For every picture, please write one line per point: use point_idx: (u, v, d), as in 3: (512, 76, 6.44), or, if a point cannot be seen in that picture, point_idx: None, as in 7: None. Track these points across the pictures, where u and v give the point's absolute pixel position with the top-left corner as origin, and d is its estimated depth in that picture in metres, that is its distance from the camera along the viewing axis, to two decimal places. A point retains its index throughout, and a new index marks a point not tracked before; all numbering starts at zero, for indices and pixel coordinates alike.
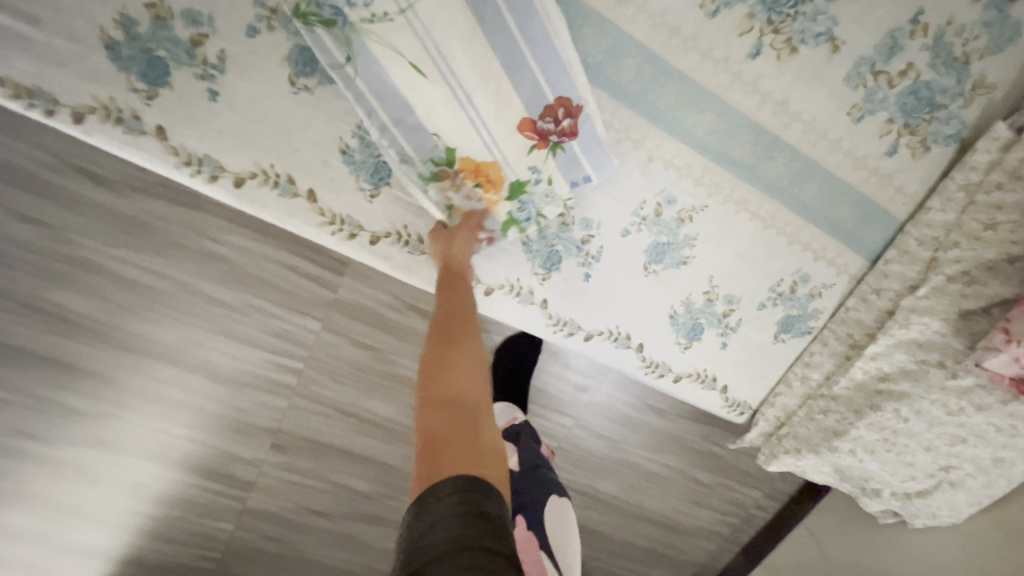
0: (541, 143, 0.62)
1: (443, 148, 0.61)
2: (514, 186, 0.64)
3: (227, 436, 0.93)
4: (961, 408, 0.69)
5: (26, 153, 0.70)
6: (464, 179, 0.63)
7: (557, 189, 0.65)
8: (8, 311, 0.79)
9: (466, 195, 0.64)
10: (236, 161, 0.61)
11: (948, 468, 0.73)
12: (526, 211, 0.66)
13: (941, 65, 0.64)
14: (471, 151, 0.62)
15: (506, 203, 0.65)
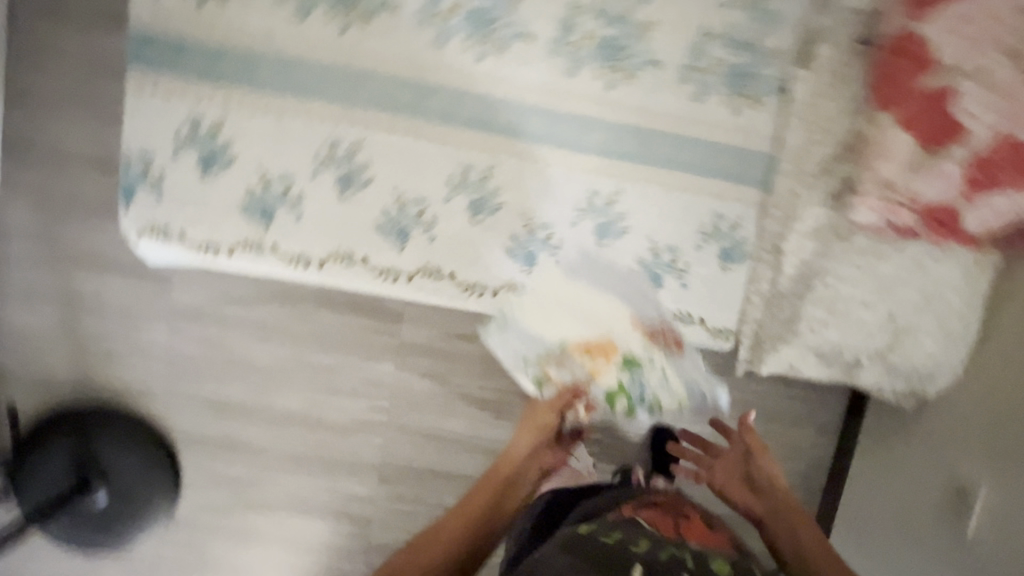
0: (651, 338, 0.90)
1: (557, 341, 0.87)
2: (628, 358, 0.88)
3: (346, 478, 1.19)
4: (868, 262, 0.88)
5: (197, 296, 1.11)
6: (581, 358, 0.87)
7: (670, 378, 0.89)
8: (195, 409, 1.16)
9: (572, 368, 0.88)
10: (318, 252, 0.98)
11: (893, 316, 0.88)
12: (640, 387, 0.88)
13: (739, 51, 0.95)
14: (581, 337, 0.88)
15: (618, 370, 0.89)
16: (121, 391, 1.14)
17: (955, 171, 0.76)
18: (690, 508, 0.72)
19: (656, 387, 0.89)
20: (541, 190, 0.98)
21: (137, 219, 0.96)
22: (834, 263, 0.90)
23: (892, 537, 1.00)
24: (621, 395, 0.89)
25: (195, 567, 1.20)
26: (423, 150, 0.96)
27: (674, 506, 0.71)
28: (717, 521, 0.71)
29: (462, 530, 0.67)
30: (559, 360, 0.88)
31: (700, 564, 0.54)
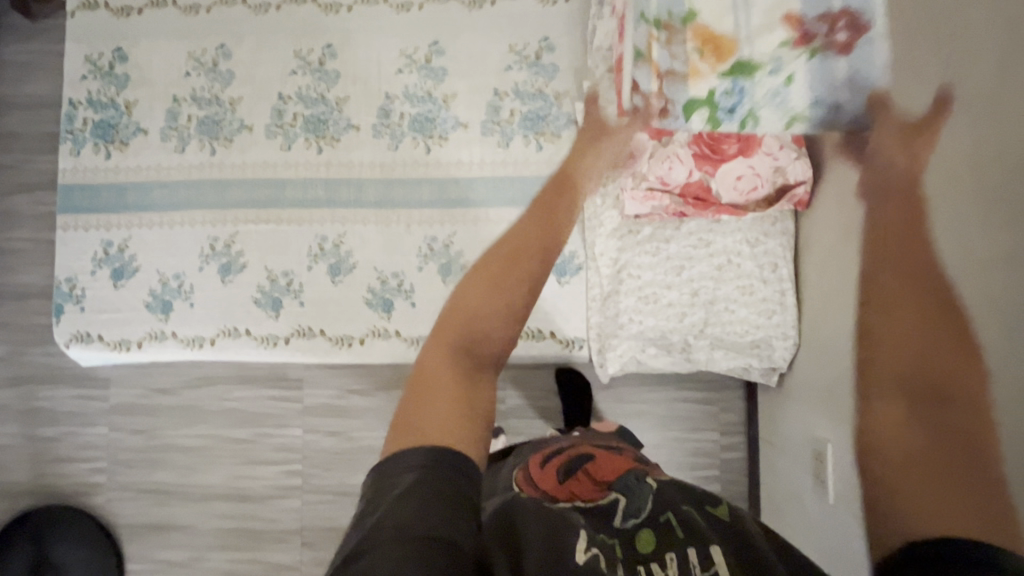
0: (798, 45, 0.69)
1: (687, 8, 0.68)
2: (745, 63, 0.69)
3: (270, 548, 1.25)
4: (657, 246, 0.97)
5: (130, 392, 1.28)
6: (691, 41, 0.69)
7: (790, 99, 0.71)
8: (134, 498, 1.27)
9: (676, 49, 0.70)
10: (209, 331, 1.14)
11: (695, 291, 0.95)
12: (736, 98, 0.72)
13: (529, 100, 1.12)
14: (711, 22, 0.68)
15: (719, 77, 0.70)
16: (73, 491, 1.28)
17: (684, 153, 0.88)
18: (611, 459, 0.72)
19: (764, 103, 0.72)
20: (388, 246, 1.13)
21: (65, 330, 1.16)
22: (629, 256, 0.98)
23: (798, 512, 0.96)
24: (709, 113, 0.72)
25: None
26: (285, 232, 1.14)
27: (597, 464, 0.70)
28: (636, 464, 0.73)
29: (505, 318, 0.66)
30: (669, 29, 0.70)
31: (628, 555, 0.55)
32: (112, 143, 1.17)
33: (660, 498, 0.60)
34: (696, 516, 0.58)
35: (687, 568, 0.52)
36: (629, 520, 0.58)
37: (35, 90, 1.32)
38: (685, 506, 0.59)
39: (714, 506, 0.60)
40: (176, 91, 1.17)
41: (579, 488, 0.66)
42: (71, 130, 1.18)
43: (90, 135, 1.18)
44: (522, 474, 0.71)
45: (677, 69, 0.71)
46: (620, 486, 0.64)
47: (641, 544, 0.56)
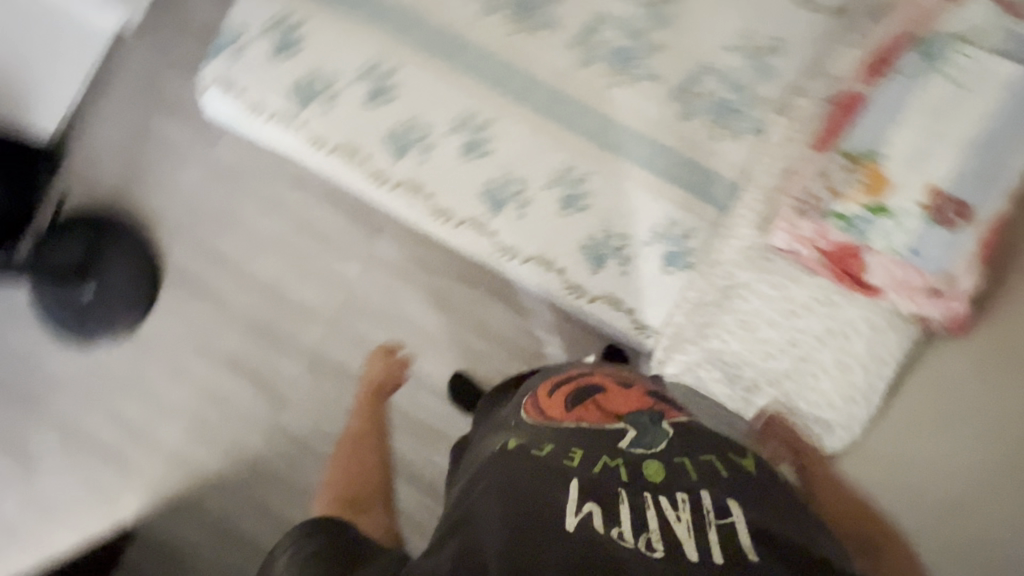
0: (927, 209, 0.82)
1: (877, 149, 0.85)
2: (880, 205, 0.84)
3: (280, 355, 1.30)
4: (781, 282, 0.93)
5: (233, 157, 1.33)
6: (860, 172, 0.85)
7: (897, 239, 0.83)
8: (190, 247, 1.34)
9: (847, 177, 0.86)
10: (332, 141, 1.17)
11: (794, 341, 0.91)
12: (864, 223, 0.84)
13: (730, 90, 1.08)
14: (886, 166, 0.84)
15: (860, 206, 0.85)
16: (143, 214, 1.35)
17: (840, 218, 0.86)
18: (624, 395, 0.73)
19: (881, 239, 0.84)
20: (528, 151, 1.12)
21: (213, 72, 1.19)
22: (749, 278, 0.95)
23: None
24: (841, 221, 0.85)
25: (130, 385, 1.33)
26: (444, 89, 1.14)
27: (610, 398, 0.72)
28: (653, 403, 0.72)
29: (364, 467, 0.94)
30: (854, 159, 0.86)
31: (633, 476, 0.59)
32: None
33: (673, 446, 0.64)
34: (715, 469, 0.61)
35: (698, 507, 0.56)
36: (638, 454, 0.62)
37: None
38: (703, 454, 0.63)
39: (739, 459, 0.63)
40: None
41: (587, 414, 0.68)
42: None
43: None
44: (530, 399, 0.74)
45: (845, 190, 0.86)
46: (631, 420, 0.67)
47: (651, 473, 0.60)
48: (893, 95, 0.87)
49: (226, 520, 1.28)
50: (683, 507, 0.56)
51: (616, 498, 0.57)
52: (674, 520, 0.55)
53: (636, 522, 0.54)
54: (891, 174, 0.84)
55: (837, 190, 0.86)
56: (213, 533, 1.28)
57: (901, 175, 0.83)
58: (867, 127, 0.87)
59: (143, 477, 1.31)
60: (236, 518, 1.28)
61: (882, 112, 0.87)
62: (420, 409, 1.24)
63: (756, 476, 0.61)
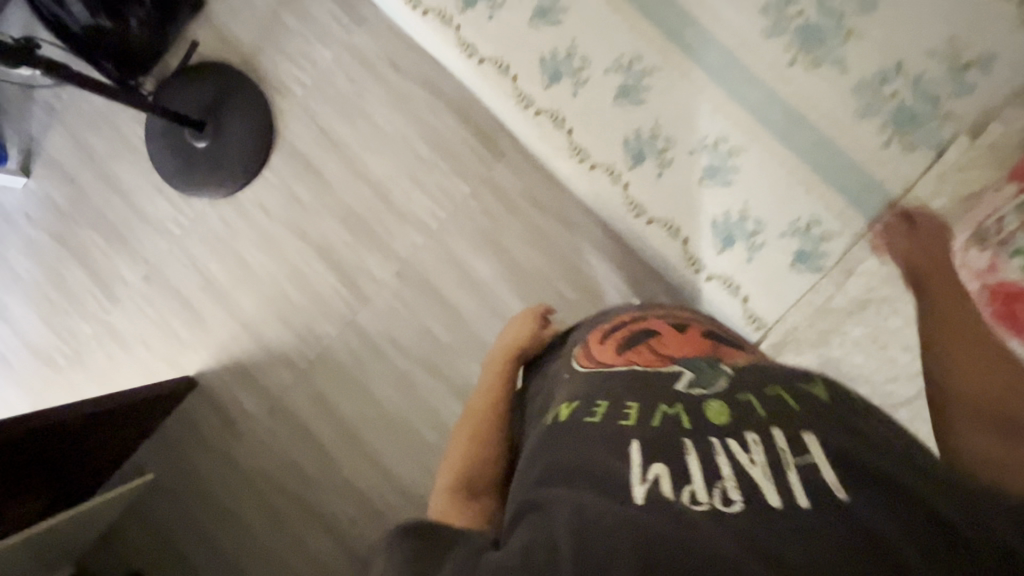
0: None
1: None
2: None
3: (372, 253, 1.30)
4: None
5: (370, 46, 1.30)
6: None
7: None
8: (308, 126, 1.32)
9: None
10: (484, 51, 1.12)
11: None
12: None
13: (920, 97, 1.00)
14: None
15: None
16: (268, 81, 1.34)
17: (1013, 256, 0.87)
18: (681, 343, 0.70)
19: None
20: (684, 111, 1.07)
21: None
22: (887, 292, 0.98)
23: None
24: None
25: (220, 245, 1.35)
26: (614, 24, 1.08)
27: (666, 345, 0.69)
28: (715, 353, 0.68)
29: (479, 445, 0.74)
30: None
31: (695, 422, 0.50)
32: None
33: (734, 385, 0.56)
34: (783, 401, 0.52)
35: (771, 447, 0.46)
36: (697, 396, 0.54)
37: None
38: (768, 387, 0.54)
39: (807, 387, 0.54)
40: None
41: (640, 357, 0.66)
42: None
43: None
44: (584, 350, 0.73)
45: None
46: (686, 364, 0.63)
47: (712, 415, 0.51)
48: None
49: (283, 398, 1.31)
50: (754, 446, 0.47)
51: (680, 447, 0.48)
52: (747, 463, 0.45)
53: (705, 474, 0.45)
54: None
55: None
56: (269, 406, 1.32)
57: None
58: None
59: (214, 336, 1.34)
60: (293, 398, 1.31)
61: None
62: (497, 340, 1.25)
63: (820, 402, 0.51)
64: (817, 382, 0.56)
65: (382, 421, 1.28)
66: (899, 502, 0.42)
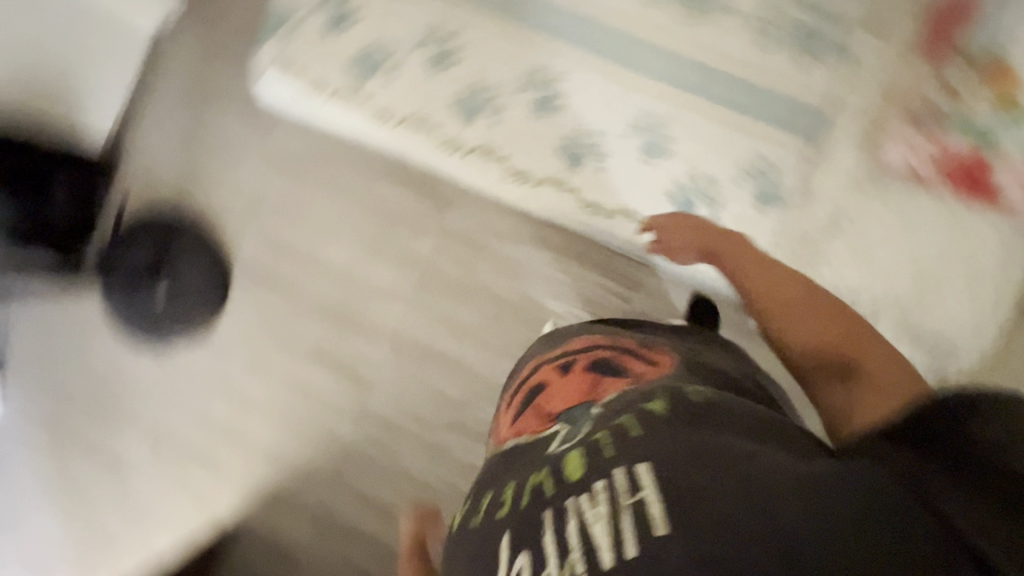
0: None
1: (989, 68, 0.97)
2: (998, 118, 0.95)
3: (360, 340, 1.29)
4: None
5: (291, 146, 1.31)
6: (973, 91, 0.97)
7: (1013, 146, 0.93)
8: (257, 241, 1.32)
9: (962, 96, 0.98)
10: (398, 113, 1.13)
11: None
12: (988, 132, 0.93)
13: (815, 15, 1.03)
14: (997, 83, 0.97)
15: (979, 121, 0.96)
16: (205, 212, 1.34)
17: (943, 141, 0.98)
18: (564, 384, 0.71)
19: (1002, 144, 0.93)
20: (603, 102, 1.09)
21: (269, 54, 1.16)
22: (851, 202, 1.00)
23: None
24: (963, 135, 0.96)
25: (212, 384, 1.33)
26: (510, 46, 1.11)
27: (555, 394, 0.70)
28: (597, 379, 0.69)
29: None
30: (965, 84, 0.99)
31: (558, 483, 0.54)
32: None
33: (595, 425, 0.59)
34: (624, 429, 0.55)
35: (612, 488, 0.49)
36: (561, 453, 0.57)
37: None
38: (617, 419, 0.57)
39: (646, 404, 0.57)
40: None
41: (527, 425, 0.69)
42: None
43: None
44: (498, 424, 0.78)
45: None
46: (564, 416, 0.65)
47: (570, 470, 0.54)
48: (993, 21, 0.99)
49: (324, 510, 1.29)
50: (604, 495, 0.49)
51: (541, 521, 0.51)
52: (592, 517, 0.47)
53: (560, 542, 0.48)
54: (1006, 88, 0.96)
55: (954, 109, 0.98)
56: (314, 523, 1.30)
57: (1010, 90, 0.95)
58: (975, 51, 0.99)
59: (236, 474, 1.32)
60: (334, 506, 1.30)
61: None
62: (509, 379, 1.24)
63: (663, 420, 0.54)
64: (665, 397, 0.58)
65: (428, 497, 1.27)
66: (719, 508, 0.44)
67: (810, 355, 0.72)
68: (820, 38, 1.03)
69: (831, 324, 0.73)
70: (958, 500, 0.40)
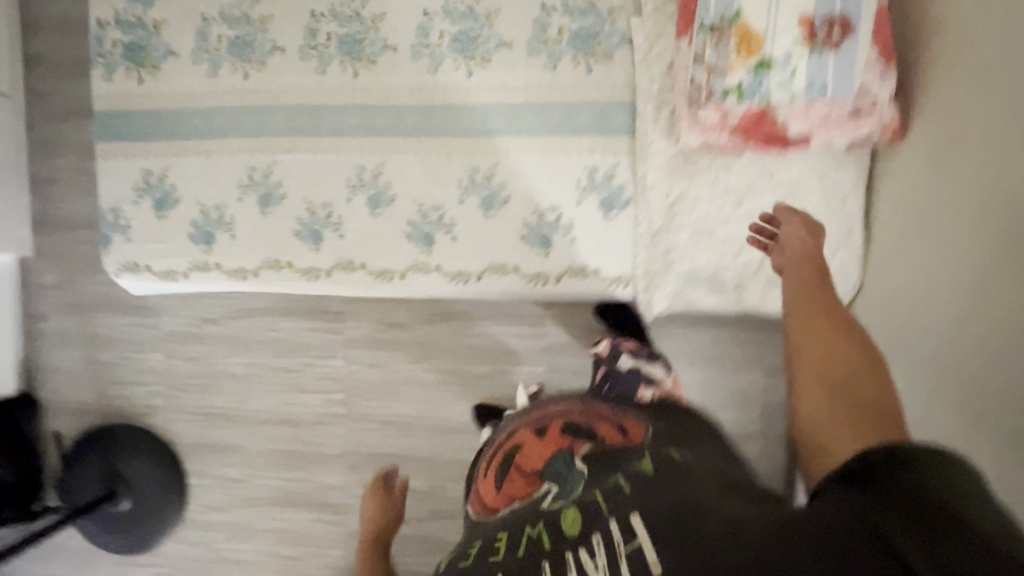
0: (811, 40, 0.76)
1: (734, 8, 0.77)
2: (765, 60, 0.78)
3: (319, 470, 1.31)
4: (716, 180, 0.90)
5: (178, 322, 1.32)
6: (729, 39, 0.78)
7: (795, 82, 0.78)
8: (189, 419, 1.35)
9: (722, 49, 0.79)
10: (251, 264, 1.14)
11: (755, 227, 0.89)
12: (756, 86, 0.79)
13: (580, 16, 1.02)
14: (752, 17, 0.77)
15: (747, 72, 0.79)
16: (134, 412, 1.37)
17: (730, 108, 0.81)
18: (541, 446, 0.70)
19: (777, 93, 0.79)
20: (427, 176, 1.09)
21: (114, 259, 1.18)
22: (681, 188, 0.93)
23: None
24: (738, 96, 0.80)
25: (209, 563, 1.37)
26: (323, 160, 1.11)
27: (529, 454, 0.69)
28: (571, 439, 0.69)
29: None
30: (718, 34, 0.79)
31: (554, 539, 0.51)
32: (144, 66, 1.14)
33: (589, 482, 0.58)
34: (622, 484, 0.54)
35: (610, 539, 0.47)
36: (556, 509, 0.55)
37: (69, 11, 1.30)
38: (612, 476, 0.56)
39: (640, 461, 0.58)
40: (204, 9, 1.12)
41: (513, 492, 0.65)
42: (103, 53, 1.15)
43: (122, 59, 1.15)
44: (478, 496, 0.71)
45: (719, 66, 0.80)
46: (551, 474, 0.63)
47: (568, 524, 0.51)
48: None
49: None
50: (600, 548, 0.47)
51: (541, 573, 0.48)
52: (591, 569, 0.46)
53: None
54: (762, 23, 0.76)
55: (717, 68, 0.80)
56: None
57: (770, 20, 0.76)
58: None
59: None
60: None
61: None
62: (465, 451, 1.26)
63: (648, 477, 0.54)
64: (646, 458, 0.59)
65: None
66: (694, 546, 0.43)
67: (809, 365, 0.62)
68: (596, 34, 1.02)
69: (847, 357, 0.61)
70: (909, 531, 0.35)
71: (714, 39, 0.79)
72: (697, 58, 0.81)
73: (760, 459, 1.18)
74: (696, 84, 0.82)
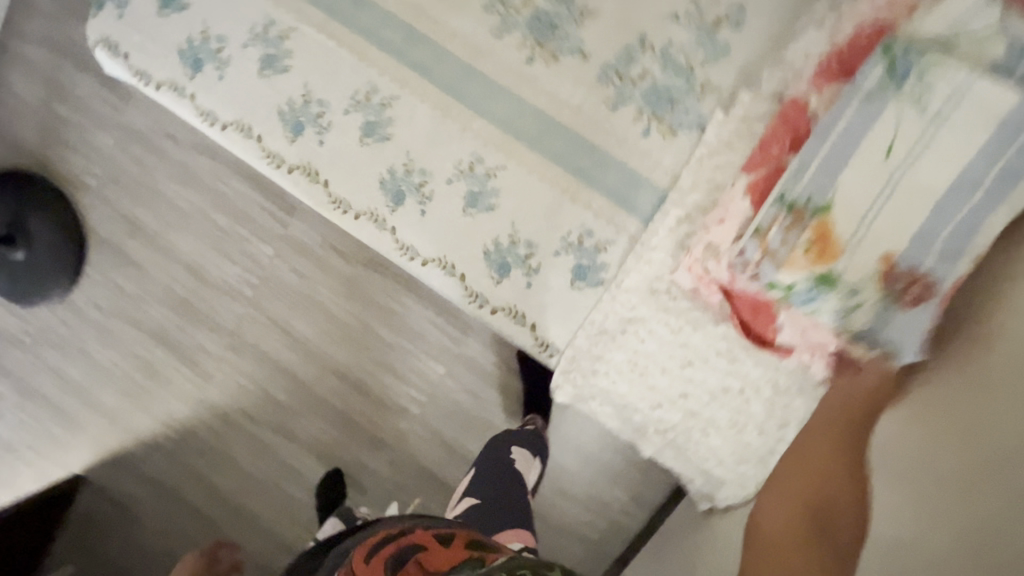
0: (887, 282, 0.69)
1: (826, 198, 0.69)
2: (831, 273, 0.70)
3: (201, 330, 1.29)
4: (680, 327, 0.91)
5: (144, 121, 1.25)
6: (805, 228, 0.70)
7: (853, 310, 0.71)
8: (110, 215, 1.30)
9: (794, 237, 0.70)
10: (223, 113, 1.02)
11: (684, 394, 0.92)
12: (808, 295, 0.71)
13: (671, 73, 0.91)
14: (839, 221, 0.69)
15: (807, 276, 0.70)
16: (64, 176, 1.31)
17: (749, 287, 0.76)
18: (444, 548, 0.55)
19: (829, 313, 0.72)
20: (431, 136, 0.97)
21: (96, 28, 1.06)
22: (648, 313, 0.92)
23: None
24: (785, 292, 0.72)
25: (70, 348, 1.38)
26: (342, 58, 0.99)
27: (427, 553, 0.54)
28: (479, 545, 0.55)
29: None
30: (796, 216, 0.70)
31: None
32: None
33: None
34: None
35: None
36: None
37: None
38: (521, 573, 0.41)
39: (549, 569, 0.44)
40: None
41: None
42: None
43: None
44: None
45: (778, 254, 0.70)
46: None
47: None
48: (848, 124, 0.70)
49: (163, 484, 1.36)
50: None
51: None
52: None
53: None
54: (847, 233, 0.69)
55: (780, 255, 0.70)
56: (153, 493, 1.37)
57: (859, 233, 0.69)
58: (800, 171, 0.71)
59: (91, 436, 1.39)
60: (172, 483, 1.36)
61: (850, 138, 0.69)
62: (336, 396, 1.24)
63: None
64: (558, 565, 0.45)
65: (255, 492, 1.32)
66: None
67: None
68: (676, 97, 0.90)
69: None
70: None
71: (786, 224, 0.70)
72: (759, 230, 0.72)
73: (580, 564, 1.17)
74: (744, 259, 0.73)
